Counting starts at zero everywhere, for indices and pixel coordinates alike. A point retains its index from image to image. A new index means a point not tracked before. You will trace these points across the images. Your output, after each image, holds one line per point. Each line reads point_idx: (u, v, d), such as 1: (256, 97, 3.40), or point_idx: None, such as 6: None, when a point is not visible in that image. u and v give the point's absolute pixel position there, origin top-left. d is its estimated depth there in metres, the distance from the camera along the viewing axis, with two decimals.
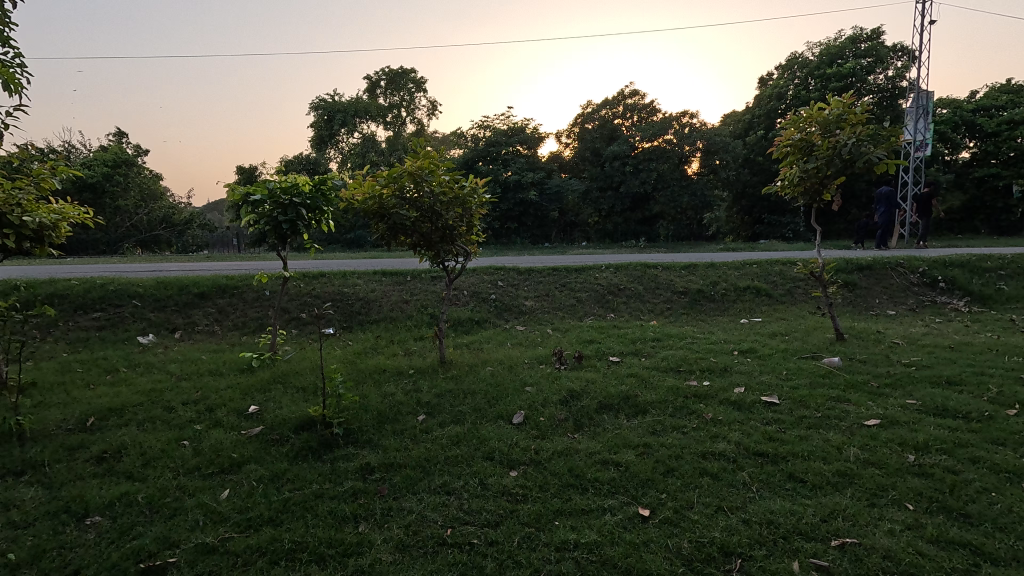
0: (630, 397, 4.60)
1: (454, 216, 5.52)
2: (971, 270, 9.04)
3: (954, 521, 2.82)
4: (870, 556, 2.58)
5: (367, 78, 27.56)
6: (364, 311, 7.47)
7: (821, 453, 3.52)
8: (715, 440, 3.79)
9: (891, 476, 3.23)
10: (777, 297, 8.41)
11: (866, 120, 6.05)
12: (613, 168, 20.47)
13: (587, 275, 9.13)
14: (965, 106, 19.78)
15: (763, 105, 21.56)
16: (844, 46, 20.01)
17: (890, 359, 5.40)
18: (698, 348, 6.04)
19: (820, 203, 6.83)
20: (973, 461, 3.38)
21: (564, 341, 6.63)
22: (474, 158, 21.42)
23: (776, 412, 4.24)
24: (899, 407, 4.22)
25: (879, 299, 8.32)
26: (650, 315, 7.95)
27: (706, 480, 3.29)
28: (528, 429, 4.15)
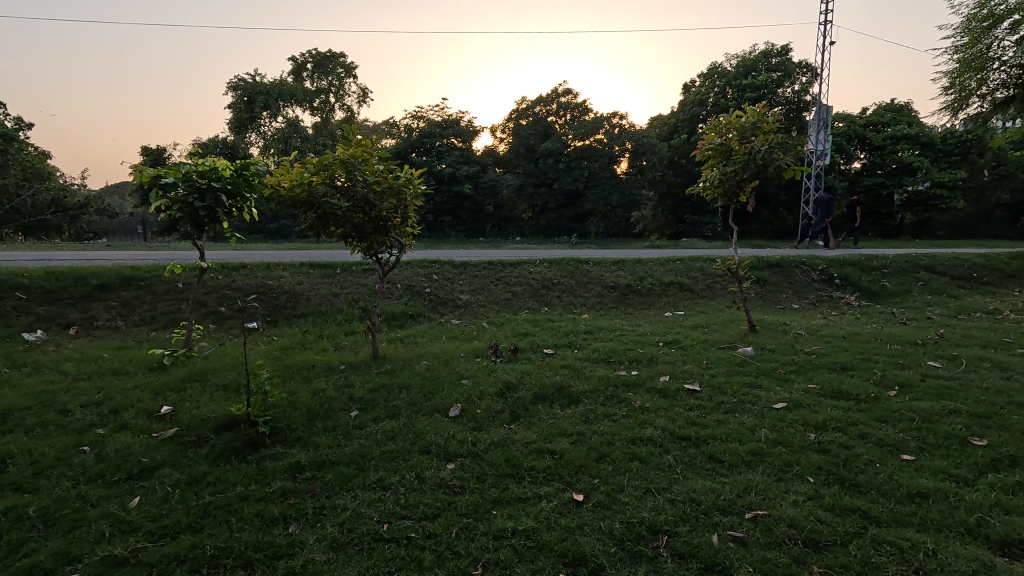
0: (564, 388, 4.74)
1: (389, 207, 5.39)
2: (861, 268, 10.11)
3: (847, 491, 3.14)
4: (778, 525, 2.82)
5: (292, 60, 26.06)
6: (291, 304, 7.11)
7: (737, 435, 3.82)
8: (643, 426, 4.00)
9: (796, 453, 3.55)
10: (698, 292, 8.97)
11: (777, 129, 6.59)
12: (546, 165, 20.85)
13: (522, 269, 9.23)
14: (857, 121, 21.99)
15: (687, 111, 22.80)
16: (757, 60, 21.61)
17: (794, 348, 5.95)
18: (627, 340, 6.31)
19: (736, 204, 7.34)
20: (862, 437, 3.80)
21: (499, 334, 6.69)
22: (406, 149, 20.98)
23: (698, 399, 4.54)
24: (802, 391, 4.67)
25: (786, 294, 9.11)
26: (582, 309, 8.21)
27: (635, 464, 3.46)
28: (465, 421, 4.16)
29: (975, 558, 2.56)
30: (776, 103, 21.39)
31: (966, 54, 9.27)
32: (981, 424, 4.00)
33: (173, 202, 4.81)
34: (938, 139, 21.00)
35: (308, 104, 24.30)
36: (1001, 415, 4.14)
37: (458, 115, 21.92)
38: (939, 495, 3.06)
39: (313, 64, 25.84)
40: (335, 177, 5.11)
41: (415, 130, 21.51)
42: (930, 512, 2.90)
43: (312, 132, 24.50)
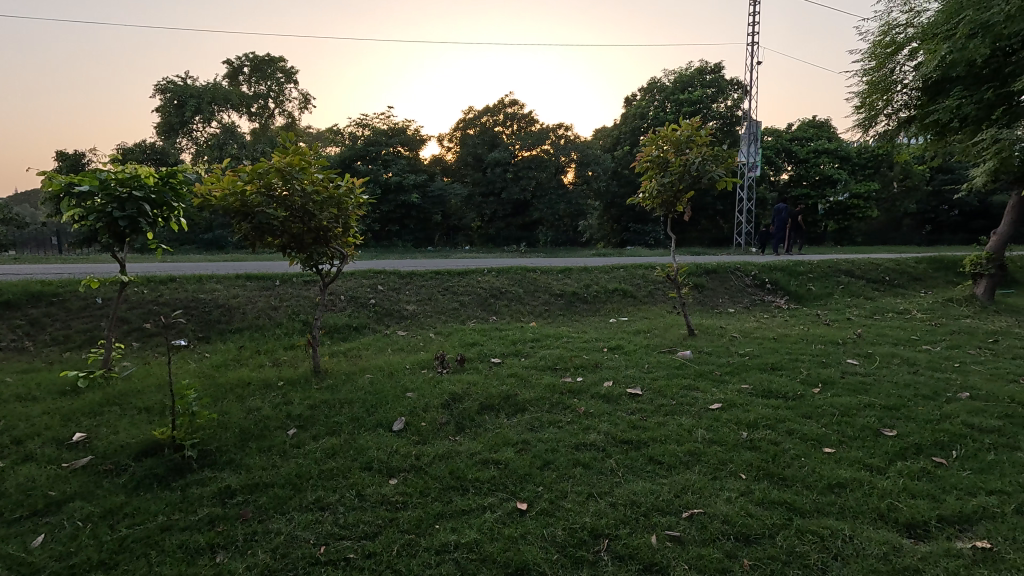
0: (510, 396, 4.75)
1: (329, 217, 5.25)
2: (789, 273, 10.77)
3: (775, 485, 3.31)
4: (713, 522, 2.94)
5: (227, 62, 24.95)
6: (225, 319, 6.76)
7: (675, 436, 3.96)
8: (587, 432, 4.07)
9: (729, 452, 3.72)
10: (640, 298, 9.27)
11: (709, 142, 6.93)
12: (494, 174, 21.00)
13: (470, 279, 9.20)
14: (784, 136, 23.59)
15: (629, 123, 23.65)
16: (693, 77, 22.78)
17: (729, 350, 6.26)
18: (573, 346, 6.42)
19: (674, 214, 7.66)
20: (789, 433, 4.04)
21: (446, 345, 6.64)
22: (351, 157, 20.53)
23: (639, 402, 4.67)
24: (736, 391, 4.91)
25: (722, 298, 9.59)
26: (530, 317, 8.28)
27: (578, 470, 3.51)
28: (408, 435, 4.08)
29: (886, 541, 2.75)
30: (711, 117, 22.59)
31: (873, 77, 10.07)
32: (892, 415, 4.35)
33: (89, 212, 4.46)
34: (854, 153, 22.82)
35: (245, 109, 23.33)
36: (909, 407, 4.51)
37: (405, 124, 21.71)
38: (856, 484, 3.29)
39: (250, 68, 24.83)
40: (270, 186, 4.92)
41: (359, 137, 21.10)
42: (847, 501, 3.11)
43: (250, 138, 23.53)
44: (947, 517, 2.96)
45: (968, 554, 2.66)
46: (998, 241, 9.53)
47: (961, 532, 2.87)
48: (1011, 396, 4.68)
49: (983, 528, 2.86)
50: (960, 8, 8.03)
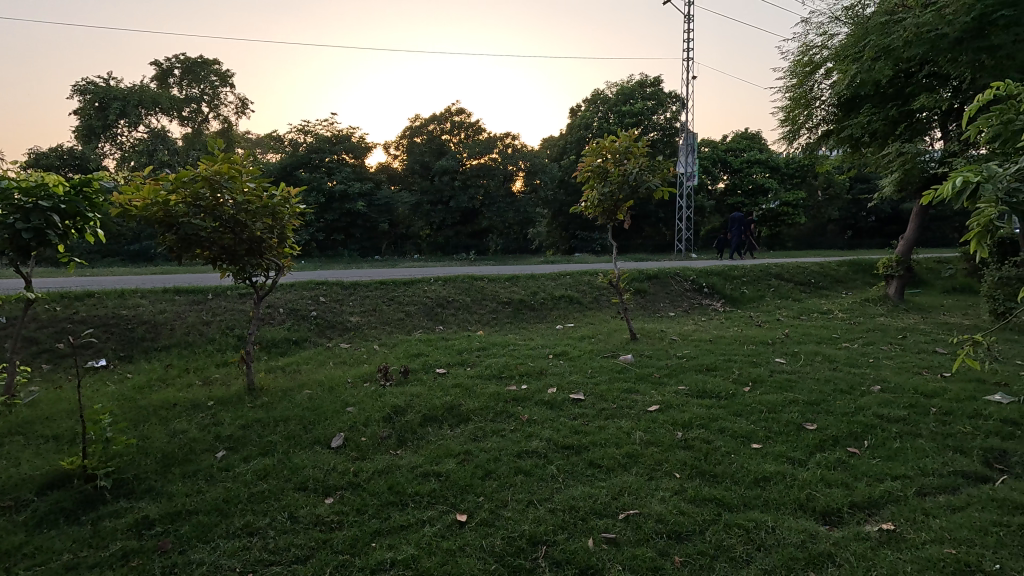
0: (454, 407, 4.72)
1: (262, 227, 5.05)
2: (725, 277, 11.31)
3: (707, 482, 3.46)
4: (647, 522, 3.03)
5: (156, 64, 23.59)
6: (151, 336, 6.35)
7: (615, 439, 4.06)
8: (530, 439, 4.10)
9: (665, 452, 3.85)
10: (586, 304, 9.45)
11: (646, 153, 7.21)
12: (442, 182, 20.97)
13: (416, 288, 9.07)
14: (719, 147, 24.88)
15: (575, 133, 24.24)
16: (634, 89, 23.64)
17: (668, 352, 6.49)
18: (519, 354, 6.46)
19: (615, 222, 7.87)
20: (721, 430, 4.23)
21: (390, 356, 6.52)
22: (293, 165, 19.88)
23: (582, 407, 4.76)
24: (673, 392, 5.09)
25: (663, 302, 9.96)
26: (477, 326, 8.27)
27: (520, 478, 3.53)
28: (347, 452, 3.97)
29: (804, 529, 2.92)
30: (651, 128, 23.51)
31: (795, 93, 10.76)
32: (813, 410, 4.63)
33: None
34: (782, 164, 24.35)
35: (176, 113, 22.15)
36: (829, 401, 4.83)
37: (349, 131, 21.26)
38: (779, 477, 3.48)
39: (181, 70, 23.57)
40: (197, 195, 4.68)
41: (301, 144, 20.43)
42: (772, 493, 3.29)
43: (182, 144, 22.32)
44: (857, 503, 3.18)
45: (874, 535, 2.87)
46: (905, 244, 10.39)
47: (869, 516, 3.09)
48: (916, 387, 5.10)
49: (888, 511, 3.10)
50: (867, 33, 8.78)
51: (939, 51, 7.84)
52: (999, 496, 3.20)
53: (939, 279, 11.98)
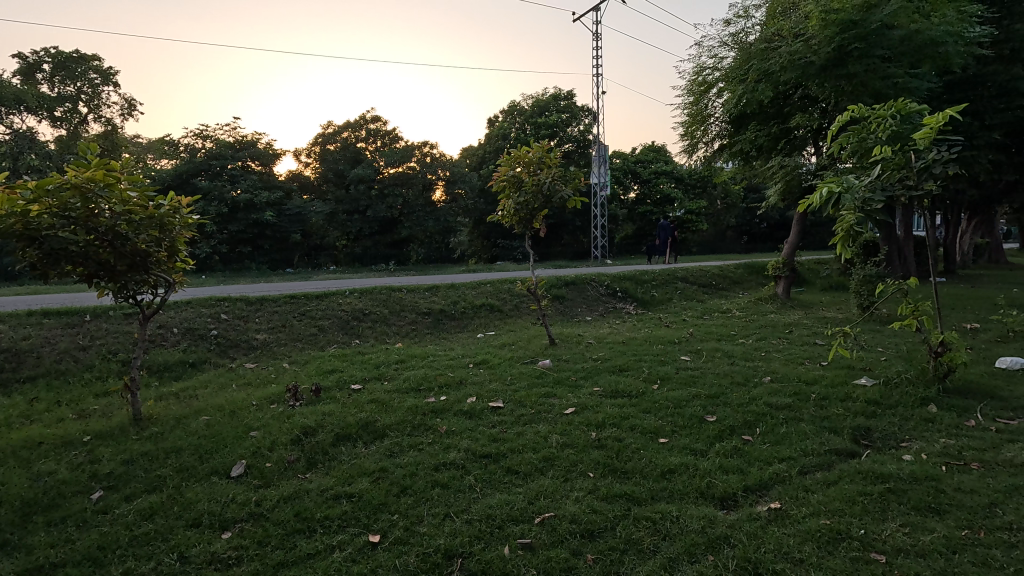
0: (369, 424, 4.55)
1: (147, 240, 4.56)
2: (637, 282, 11.93)
3: (618, 479, 3.59)
4: (562, 523, 3.09)
5: (20, 57, 20.80)
6: (12, 366, 5.55)
7: (532, 444, 4.12)
8: (448, 450, 4.06)
9: (580, 452, 3.97)
10: (506, 312, 9.55)
11: (558, 163, 7.46)
12: (358, 192, 20.34)
13: (330, 301, 8.69)
14: (630, 158, 26.33)
15: (493, 143, 24.57)
16: (549, 102, 24.44)
17: (584, 356, 6.71)
18: (438, 365, 6.37)
19: (531, 231, 8.02)
20: (632, 428, 4.43)
21: (301, 374, 6.17)
22: (190, 172, 18.37)
23: (500, 415, 4.78)
24: (588, 394, 5.27)
25: (580, 308, 10.29)
26: (395, 338, 8.06)
27: (437, 491, 3.48)
28: (249, 480, 3.71)
29: (704, 515, 3.11)
30: (566, 140, 24.40)
31: (692, 110, 11.50)
32: (714, 402, 4.98)
33: None
34: (685, 175, 26.24)
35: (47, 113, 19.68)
36: (727, 394, 5.22)
37: (255, 136, 20.01)
38: (683, 468, 3.70)
39: (52, 65, 20.97)
40: (66, 205, 4.15)
41: (199, 150, 18.93)
42: (676, 484, 3.49)
43: (54, 147, 19.83)
44: (750, 486, 3.46)
45: (764, 515, 3.12)
46: (788, 248, 11.51)
47: (760, 497, 3.37)
48: (799, 376, 5.66)
49: (775, 491, 3.39)
50: (749, 57, 9.69)
51: (809, 77, 8.85)
52: (863, 468, 3.62)
53: (819, 278, 13.43)
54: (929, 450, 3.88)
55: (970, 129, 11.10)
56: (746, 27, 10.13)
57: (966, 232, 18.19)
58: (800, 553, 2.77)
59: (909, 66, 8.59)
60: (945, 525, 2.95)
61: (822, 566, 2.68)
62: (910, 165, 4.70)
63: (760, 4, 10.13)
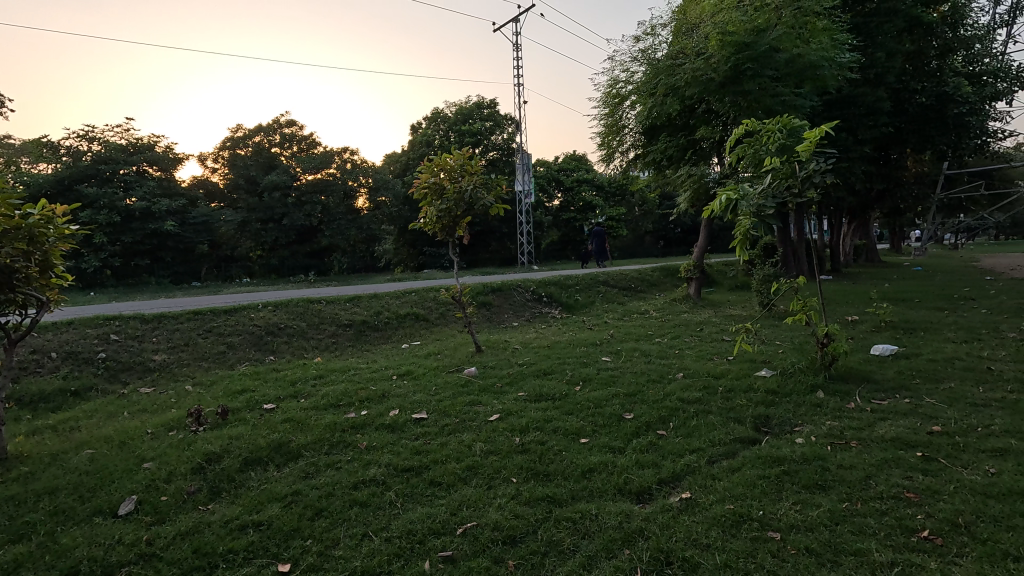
0: (283, 445, 4.28)
1: (13, 254, 3.98)
2: (561, 286, 12.23)
3: (541, 482, 3.63)
4: (483, 532, 3.08)
5: None
6: None
7: (456, 454, 4.06)
8: (368, 467, 3.91)
9: (503, 458, 3.97)
10: (432, 321, 9.40)
11: (480, 170, 7.47)
12: (273, 199, 19.25)
13: (240, 316, 8.11)
14: (553, 167, 27.06)
15: (417, 150, 24.30)
16: (472, 110, 24.59)
17: (510, 362, 6.76)
18: (359, 379, 6.13)
19: (454, 238, 7.97)
20: (555, 430, 4.51)
21: (207, 396, 5.70)
22: (74, 177, 16.52)
23: (424, 426, 4.68)
24: (513, 400, 5.29)
25: (507, 314, 10.37)
26: (314, 353, 7.67)
27: (354, 511, 3.34)
28: (140, 517, 3.39)
29: (621, 511, 3.23)
30: (490, 148, 24.65)
31: (608, 121, 11.99)
32: (631, 400, 5.19)
33: None
34: (605, 183, 27.38)
35: None
36: (644, 391, 5.46)
37: (152, 139, 18.38)
38: (602, 466, 3.82)
39: None
40: None
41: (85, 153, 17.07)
42: (595, 483, 3.59)
43: None
44: (663, 479, 3.62)
45: (676, 505, 3.29)
46: (698, 251, 12.28)
47: (673, 488, 3.54)
48: (708, 371, 6.04)
49: (686, 481, 3.58)
50: (657, 72, 10.29)
51: (710, 92, 9.57)
52: (762, 453, 3.92)
53: (726, 279, 14.47)
54: (817, 433, 4.27)
55: (845, 143, 12.50)
56: (655, 43, 10.69)
57: (847, 234, 20.42)
58: (707, 539, 2.94)
59: (794, 85, 9.54)
60: (830, 500, 3.25)
61: (725, 548, 2.86)
62: (795, 174, 5.17)
63: (666, 23, 10.79)
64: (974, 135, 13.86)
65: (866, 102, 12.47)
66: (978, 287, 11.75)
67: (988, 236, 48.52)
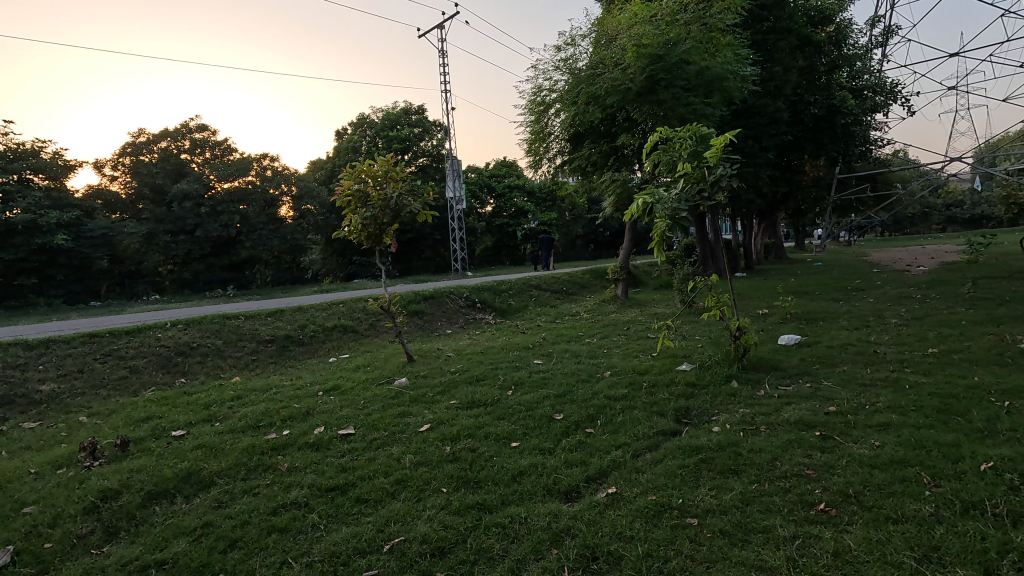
0: (193, 474, 3.97)
1: None
2: (495, 291, 12.28)
3: (471, 490, 3.60)
4: (411, 546, 3.01)
5: None
6: None
7: (384, 468, 3.93)
8: (288, 489, 3.71)
9: (434, 469, 3.90)
10: (362, 332, 9.10)
11: (405, 177, 7.33)
12: (183, 209, 17.90)
13: (145, 336, 7.46)
14: (483, 173, 27.21)
15: (343, 157, 23.57)
16: (400, 116, 24.22)
17: (442, 370, 6.67)
18: (282, 397, 5.80)
19: (382, 246, 7.75)
20: (486, 436, 4.49)
21: (107, 427, 5.19)
22: None
23: (352, 442, 4.51)
24: (445, 408, 5.22)
25: (440, 321, 10.26)
26: (232, 372, 7.19)
27: (273, 537, 3.17)
28: (18, 570, 3.05)
29: (549, 511, 3.27)
30: (420, 154, 24.36)
31: (534, 128, 12.19)
32: (561, 401, 5.29)
33: None
34: (536, 189, 27.88)
35: None
36: (573, 391, 5.58)
37: (37, 145, 16.57)
38: (532, 468, 3.85)
39: None
40: None
41: None
42: (525, 485, 3.61)
43: None
44: (591, 476, 3.71)
45: (602, 501, 3.38)
46: (624, 253, 12.74)
47: (600, 484, 3.64)
48: (634, 368, 6.28)
49: (612, 477, 3.68)
50: (579, 82, 10.65)
51: (628, 101, 10.02)
52: (682, 443, 4.12)
53: (652, 279, 15.15)
54: (731, 420, 4.56)
55: (751, 150, 13.52)
56: (576, 53, 11.03)
57: (757, 233, 22.03)
58: (630, 531, 3.04)
59: (704, 96, 10.17)
60: (742, 483, 3.47)
61: (647, 538, 2.97)
62: (704, 179, 5.50)
63: (585, 35, 11.16)
64: (859, 142, 15.46)
65: (767, 112, 13.54)
66: (867, 279, 13.08)
67: (875, 233, 54.37)
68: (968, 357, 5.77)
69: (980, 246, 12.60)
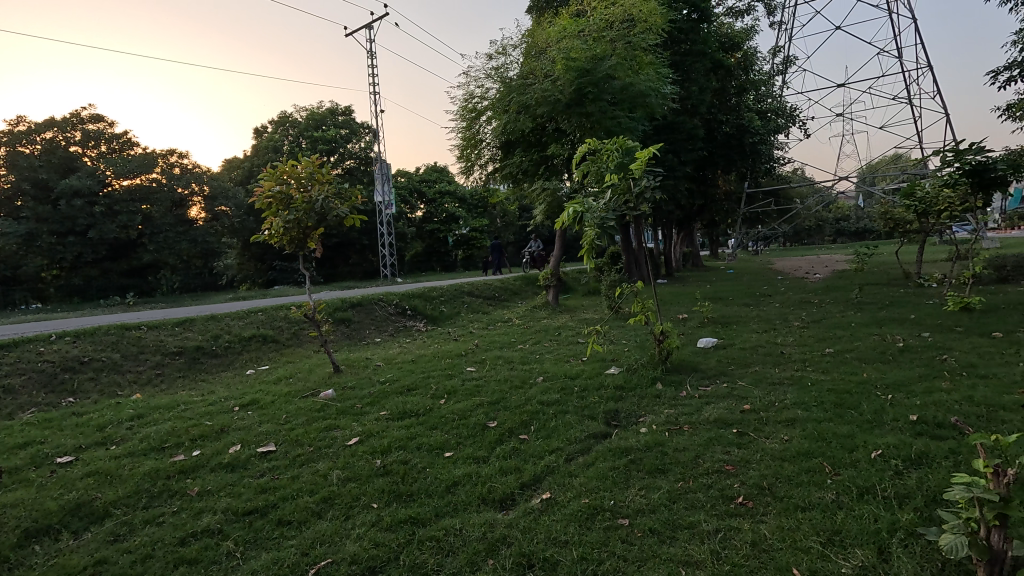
0: (83, 505, 3.53)
1: None
2: (427, 298, 12.07)
3: (403, 504, 3.48)
4: (339, 568, 2.85)
5: None
6: None
7: (308, 486, 3.71)
8: (199, 516, 3.39)
9: (363, 484, 3.73)
10: (283, 342, 8.57)
11: (332, 179, 7.01)
12: (72, 207, 16.04)
13: (24, 350, 6.57)
14: (413, 178, 26.84)
15: (262, 156, 22.28)
16: (325, 116, 23.33)
17: (371, 380, 6.43)
18: (191, 415, 5.30)
19: (306, 251, 7.35)
20: (418, 448, 4.36)
21: None
22: None
23: (272, 460, 4.21)
24: (374, 420, 5.02)
25: (369, 329, 9.92)
26: (132, 388, 6.49)
27: (180, 572, 2.88)
28: None
29: (484, 521, 3.23)
30: (347, 156, 23.56)
31: (466, 134, 12.17)
32: (495, 408, 5.26)
33: None
34: (467, 195, 27.89)
35: None
36: (506, 398, 5.58)
37: None
38: (466, 478, 3.79)
39: None
40: None
41: None
42: (459, 496, 3.54)
43: None
44: (525, 483, 3.71)
45: (537, 507, 3.39)
46: (554, 261, 12.98)
47: (534, 491, 3.64)
48: (565, 372, 6.39)
49: (546, 483, 3.70)
50: (510, 90, 10.78)
51: (557, 112, 10.28)
52: (613, 446, 4.23)
53: (581, 285, 15.58)
54: (658, 421, 4.75)
55: (670, 164, 14.34)
56: (507, 62, 11.15)
57: (677, 242, 23.35)
58: (566, 536, 3.07)
59: (628, 110, 10.62)
60: (668, 481, 3.62)
61: (581, 542, 3.01)
62: (631, 190, 5.70)
63: (516, 45, 11.33)
64: (764, 160, 16.85)
65: (685, 129, 14.41)
66: (772, 285, 14.26)
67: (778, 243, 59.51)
68: (859, 356, 6.41)
69: (864, 256, 14.08)
